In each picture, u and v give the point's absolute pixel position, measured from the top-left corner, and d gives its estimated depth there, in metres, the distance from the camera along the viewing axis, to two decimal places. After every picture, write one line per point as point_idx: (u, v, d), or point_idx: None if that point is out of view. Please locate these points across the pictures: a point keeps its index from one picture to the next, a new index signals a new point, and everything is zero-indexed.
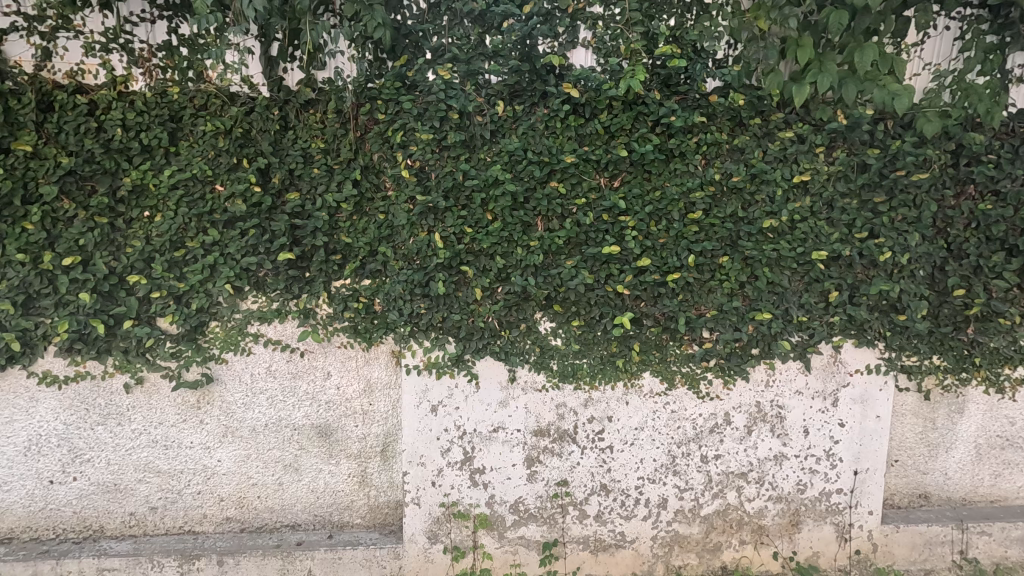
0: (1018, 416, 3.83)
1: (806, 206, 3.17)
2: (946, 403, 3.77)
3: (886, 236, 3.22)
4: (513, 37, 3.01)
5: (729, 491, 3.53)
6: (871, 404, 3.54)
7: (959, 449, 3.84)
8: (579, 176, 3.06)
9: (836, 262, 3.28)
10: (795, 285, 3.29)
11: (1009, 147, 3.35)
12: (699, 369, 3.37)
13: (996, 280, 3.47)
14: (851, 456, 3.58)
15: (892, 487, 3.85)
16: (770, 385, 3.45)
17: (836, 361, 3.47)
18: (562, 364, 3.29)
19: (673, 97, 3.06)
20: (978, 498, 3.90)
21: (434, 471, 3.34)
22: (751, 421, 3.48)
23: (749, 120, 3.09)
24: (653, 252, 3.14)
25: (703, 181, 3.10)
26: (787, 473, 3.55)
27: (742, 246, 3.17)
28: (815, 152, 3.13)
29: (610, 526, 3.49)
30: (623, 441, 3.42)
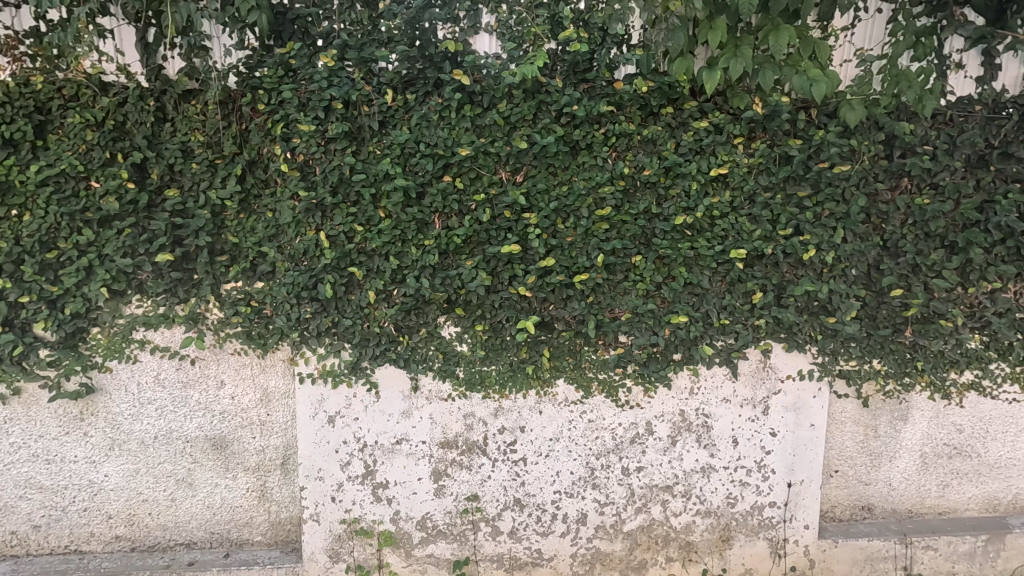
0: (964, 422, 3.63)
1: (724, 201, 2.95)
2: (888, 410, 3.56)
3: (811, 232, 3.01)
4: (405, 22, 2.79)
5: (654, 506, 3.31)
6: (804, 412, 3.32)
7: (903, 458, 3.63)
8: (477, 170, 2.85)
9: (760, 260, 3.07)
10: (717, 286, 3.07)
11: (947, 137, 3.13)
12: (617, 375, 3.16)
13: (935, 279, 3.27)
14: (784, 468, 3.36)
15: (832, 499, 3.62)
16: (694, 392, 3.24)
17: (766, 366, 3.25)
18: (468, 372, 3.08)
19: (581, 85, 2.85)
20: (925, 509, 3.69)
21: (334, 486, 3.13)
22: (675, 431, 3.26)
23: (660, 109, 2.88)
24: (560, 251, 2.94)
25: (611, 175, 2.89)
26: (715, 486, 3.33)
27: (656, 244, 2.96)
28: (733, 143, 2.92)
29: (526, 543, 3.28)
30: (536, 452, 3.20)
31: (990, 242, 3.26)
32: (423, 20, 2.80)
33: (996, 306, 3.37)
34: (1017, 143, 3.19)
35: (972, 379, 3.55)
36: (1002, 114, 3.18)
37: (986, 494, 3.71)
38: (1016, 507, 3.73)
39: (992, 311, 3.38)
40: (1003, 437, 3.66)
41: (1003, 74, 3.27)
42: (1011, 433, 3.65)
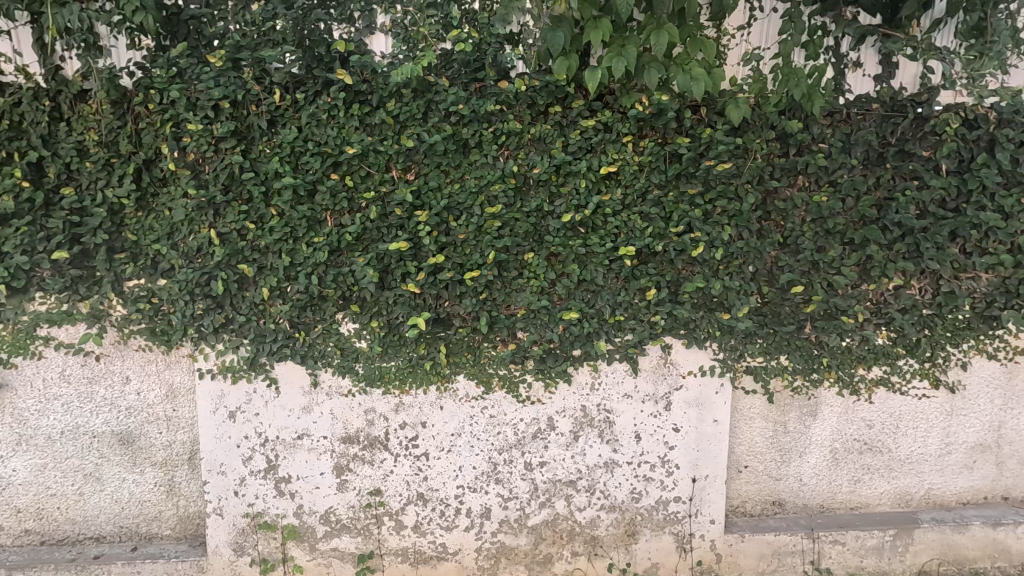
0: (875, 418, 3.66)
1: (616, 198, 2.99)
2: (797, 406, 3.60)
3: (702, 230, 3.03)
4: (298, 22, 2.86)
5: (558, 500, 3.35)
6: (707, 407, 3.35)
7: (813, 454, 3.66)
8: (367, 168, 2.90)
9: (655, 257, 3.10)
10: (612, 283, 3.10)
11: (841, 135, 3.18)
12: (516, 371, 3.19)
13: (835, 276, 3.31)
14: (688, 463, 3.39)
15: (742, 494, 3.64)
16: (595, 388, 3.27)
17: (666, 362, 3.29)
18: (368, 368, 3.13)
19: (472, 85, 2.89)
20: (837, 504, 3.72)
21: (236, 480, 3.18)
22: (577, 426, 3.30)
23: (548, 108, 2.91)
24: (454, 249, 2.98)
25: (501, 173, 2.93)
26: (619, 480, 3.37)
27: (549, 242, 3.00)
28: (622, 141, 2.95)
29: (430, 537, 3.32)
30: (438, 448, 3.25)
31: (889, 239, 3.30)
32: (316, 22, 2.88)
33: (898, 302, 3.41)
34: (914, 141, 3.23)
35: (880, 375, 3.59)
36: (899, 112, 3.21)
37: (898, 489, 3.74)
38: (929, 503, 3.77)
39: (894, 308, 3.42)
40: (914, 432, 3.70)
41: (900, 76, 3.32)
42: (921, 428, 3.70)
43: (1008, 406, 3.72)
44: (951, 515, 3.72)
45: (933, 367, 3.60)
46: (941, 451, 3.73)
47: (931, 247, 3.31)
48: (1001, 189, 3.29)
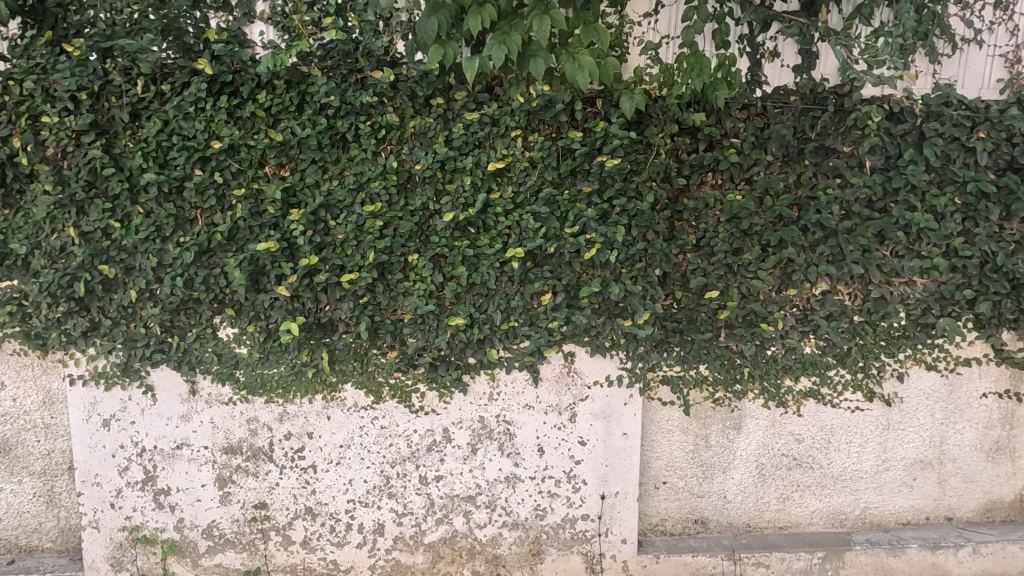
0: (804, 432, 3.43)
1: (506, 196, 2.81)
2: (719, 418, 3.37)
3: (598, 230, 2.83)
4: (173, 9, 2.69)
5: (456, 517, 3.17)
6: (615, 419, 3.15)
7: (737, 470, 3.43)
8: (239, 165, 2.74)
9: (551, 259, 2.91)
10: (506, 287, 2.91)
11: (754, 129, 2.96)
12: (408, 380, 3.01)
13: (752, 280, 3.09)
14: (596, 479, 3.18)
15: (662, 512, 3.42)
16: (493, 398, 3.08)
17: (570, 371, 3.09)
18: (249, 375, 2.97)
19: (352, 76, 2.72)
20: (764, 524, 3.49)
21: (112, 492, 3.03)
22: (475, 439, 3.11)
23: (430, 99, 2.73)
24: (333, 250, 2.81)
25: (381, 169, 2.76)
26: (522, 497, 3.17)
27: (434, 242, 2.82)
28: (511, 136, 2.77)
29: (320, 553, 3.14)
30: (326, 460, 3.08)
31: (810, 241, 3.08)
32: (195, 11, 2.74)
33: (825, 309, 3.19)
34: (835, 136, 3.01)
35: (809, 387, 3.37)
36: (819, 105, 2.99)
37: (830, 508, 3.51)
38: (865, 523, 3.53)
39: (820, 315, 3.20)
40: (847, 447, 3.47)
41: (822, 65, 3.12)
42: (855, 443, 3.46)
43: (949, 420, 3.48)
44: (888, 536, 3.48)
45: (866, 378, 3.37)
46: (878, 468, 3.50)
47: (856, 250, 3.09)
48: (932, 188, 3.06)
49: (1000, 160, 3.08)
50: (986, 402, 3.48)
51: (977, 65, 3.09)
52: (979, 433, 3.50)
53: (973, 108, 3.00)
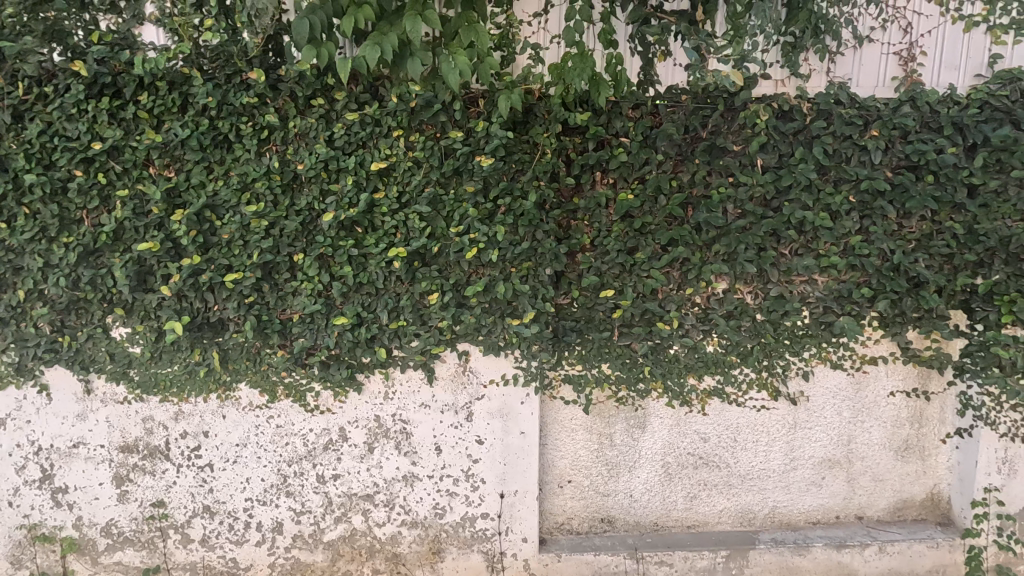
0: (709, 431, 3.44)
1: (390, 196, 2.83)
2: (623, 417, 3.38)
3: (482, 230, 2.84)
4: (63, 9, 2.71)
5: (354, 515, 3.19)
6: (512, 418, 3.16)
7: (643, 469, 3.44)
8: (124, 166, 2.77)
9: (440, 259, 2.92)
10: (395, 286, 2.92)
11: (643, 128, 2.97)
12: (303, 379, 3.04)
13: (646, 279, 3.10)
14: (494, 477, 3.20)
15: (568, 510, 3.43)
16: (389, 398, 3.10)
17: (465, 370, 3.10)
18: (142, 374, 2.99)
19: (234, 77, 2.74)
20: (671, 523, 3.50)
21: (10, 490, 3.06)
22: (371, 437, 3.13)
23: (312, 99, 2.75)
24: (219, 250, 2.83)
25: (264, 170, 2.78)
26: (420, 495, 3.19)
27: (319, 242, 2.83)
28: (393, 136, 2.79)
29: (219, 551, 3.17)
30: (223, 458, 3.10)
31: (704, 239, 3.09)
32: (85, 12, 2.75)
33: (723, 308, 3.20)
34: (726, 135, 3.01)
35: (714, 386, 3.37)
36: (710, 105, 3.00)
37: (738, 507, 3.51)
38: (774, 522, 3.53)
39: (718, 314, 3.20)
40: (754, 446, 3.47)
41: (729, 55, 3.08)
42: (762, 442, 3.47)
43: (857, 419, 3.48)
44: (795, 535, 3.48)
45: (772, 377, 3.37)
46: (786, 467, 3.50)
47: (749, 249, 3.10)
48: (826, 186, 3.06)
49: (896, 158, 3.07)
50: (893, 400, 3.48)
51: (872, 62, 3.10)
52: (888, 432, 3.50)
53: (863, 106, 3.01)
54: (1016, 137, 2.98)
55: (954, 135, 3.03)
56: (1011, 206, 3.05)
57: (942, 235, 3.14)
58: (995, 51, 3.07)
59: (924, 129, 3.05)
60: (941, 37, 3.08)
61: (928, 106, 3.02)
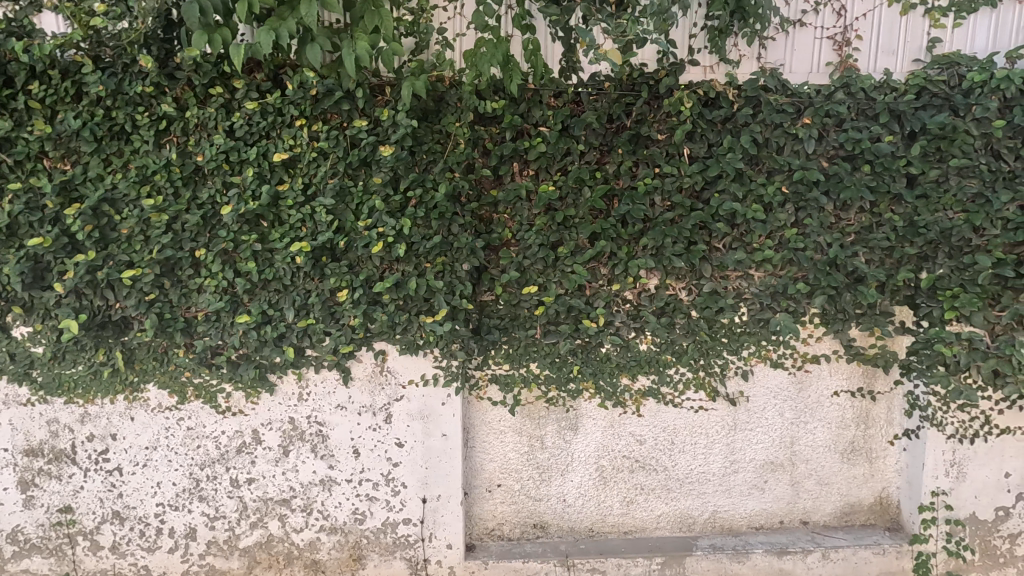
0: (645, 433, 3.30)
1: (295, 188, 2.72)
2: (554, 419, 3.25)
3: (390, 223, 2.72)
4: None
5: (271, 521, 3.07)
6: (433, 420, 3.04)
7: (576, 472, 3.30)
8: (17, 158, 2.66)
9: (350, 254, 2.81)
10: (305, 283, 2.81)
11: (563, 117, 2.84)
12: (213, 380, 2.93)
13: (570, 275, 2.97)
14: (416, 481, 3.08)
15: (498, 515, 3.31)
16: (304, 399, 2.99)
17: (383, 370, 2.99)
18: (45, 375, 2.88)
19: (129, 65, 2.63)
20: (607, 528, 3.36)
21: None
22: (286, 440, 3.02)
23: (211, 88, 2.64)
24: (119, 245, 2.72)
25: (163, 162, 2.68)
26: (339, 500, 3.08)
27: (221, 237, 2.72)
28: (297, 126, 2.68)
29: (130, 558, 3.06)
30: (132, 462, 2.99)
31: (630, 233, 2.96)
32: None
33: (653, 305, 3.07)
34: (651, 123, 2.88)
35: (648, 386, 3.23)
36: (633, 92, 2.88)
37: (677, 512, 3.37)
38: (714, 527, 3.39)
39: (648, 311, 3.07)
40: (692, 449, 3.33)
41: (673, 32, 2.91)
42: (700, 444, 3.32)
43: (800, 420, 3.34)
44: (735, 541, 3.34)
45: (709, 377, 3.23)
46: (726, 470, 3.36)
47: (678, 243, 2.96)
48: (758, 176, 2.93)
49: (831, 147, 2.94)
50: (838, 400, 3.34)
51: (805, 46, 2.95)
52: (833, 434, 3.36)
53: (795, 94, 2.88)
54: (956, 124, 2.83)
55: (890, 122, 2.89)
56: (951, 197, 2.90)
57: (881, 228, 3.00)
58: (934, 34, 2.94)
59: (859, 117, 2.91)
60: (876, 21, 2.94)
61: (863, 92, 2.88)
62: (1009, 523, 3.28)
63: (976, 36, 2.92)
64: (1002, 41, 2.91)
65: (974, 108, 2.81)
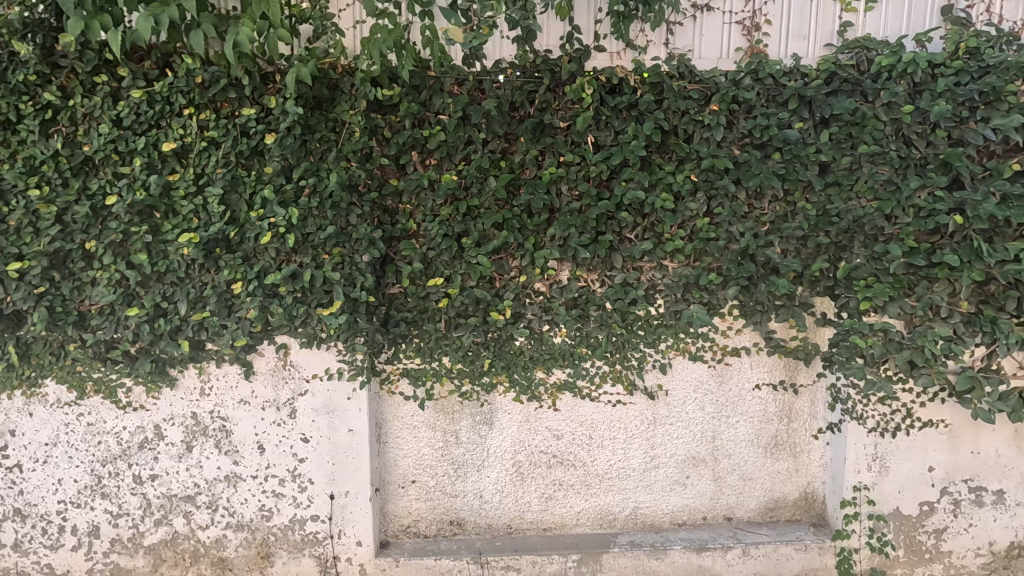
0: (562, 428, 3.24)
1: (186, 179, 2.66)
2: (468, 414, 3.19)
3: (282, 213, 2.66)
4: None
5: (175, 518, 3.02)
6: (339, 415, 2.99)
7: (492, 468, 3.25)
8: None
9: (245, 246, 2.75)
10: (200, 275, 2.75)
11: (463, 104, 2.78)
12: (112, 375, 2.87)
13: (475, 266, 2.91)
14: (323, 477, 3.03)
15: (414, 512, 3.26)
16: (206, 394, 2.94)
17: (285, 364, 2.94)
18: None
19: (13, 53, 2.57)
20: (526, 525, 3.31)
21: None
22: (189, 435, 2.97)
23: (98, 77, 2.59)
24: (7, 237, 2.66)
25: (50, 152, 2.62)
26: (245, 496, 3.03)
27: (110, 229, 2.67)
28: (185, 114, 2.62)
29: (33, 556, 3.02)
30: (32, 458, 2.95)
31: (536, 223, 2.90)
32: None
33: (564, 297, 3.00)
34: (554, 111, 2.82)
35: (564, 380, 3.17)
36: (536, 79, 2.81)
37: (597, 509, 3.32)
38: (635, 524, 3.34)
39: (559, 303, 3.00)
40: (611, 444, 3.27)
41: (577, 18, 2.88)
42: (619, 439, 3.26)
43: (721, 414, 3.27)
44: (655, 538, 3.29)
45: (626, 370, 3.17)
46: (646, 466, 3.30)
47: (585, 233, 2.89)
48: (666, 165, 2.87)
49: (740, 135, 2.87)
50: (760, 394, 3.27)
51: (713, 32, 2.89)
52: (755, 428, 3.30)
53: (702, 80, 2.81)
54: (865, 110, 2.76)
55: (800, 109, 2.82)
56: (863, 184, 2.83)
57: (796, 217, 2.93)
58: (846, 18, 2.87)
59: (769, 103, 2.84)
60: (786, 5, 2.88)
61: (772, 78, 2.81)
62: (934, 518, 3.21)
63: (888, 20, 2.86)
64: (914, 25, 2.86)
65: (882, 93, 2.75)
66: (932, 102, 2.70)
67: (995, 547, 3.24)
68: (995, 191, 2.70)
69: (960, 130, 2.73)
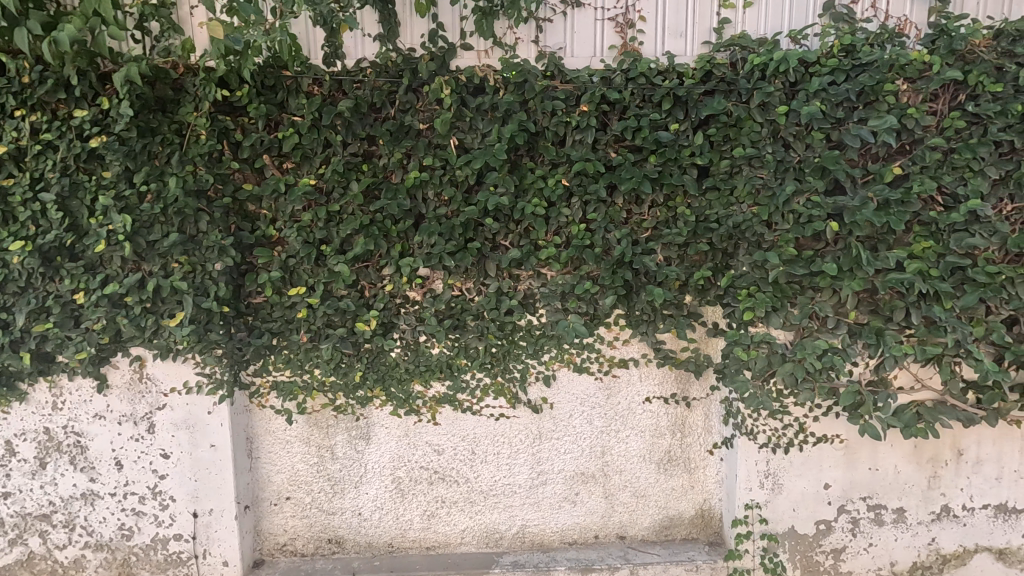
0: (444, 443, 3.10)
1: (21, 184, 2.53)
2: (343, 428, 3.06)
3: (121, 220, 2.53)
4: None
5: (30, 538, 2.90)
6: (199, 430, 2.88)
7: (371, 484, 3.12)
8: None
9: (89, 254, 2.63)
10: (42, 285, 2.62)
11: (317, 105, 2.64)
12: None
13: (337, 274, 2.76)
14: (185, 495, 2.91)
15: (290, 530, 3.13)
16: (59, 408, 2.83)
17: (142, 377, 2.84)
18: None
19: None
20: (408, 544, 3.18)
21: None
22: (42, 452, 2.85)
23: None
24: None
25: None
26: (103, 515, 2.90)
27: None
28: (17, 116, 2.50)
29: None
30: None
31: (401, 229, 2.77)
32: None
33: (435, 307, 2.84)
34: (416, 112, 2.69)
35: (443, 394, 3.02)
36: (397, 79, 2.68)
37: (483, 526, 3.19)
38: (523, 542, 3.21)
39: (429, 312, 2.84)
40: (495, 459, 3.13)
41: (440, 15, 2.77)
42: (504, 454, 3.13)
43: (611, 428, 3.14)
44: (542, 557, 3.16)
45: (509, 384, 3.01)
46: (533, 482, 3.16)
47: (452, 240, 2.75)
48: (536, 169, 2.74)
49: (614, 137, 2.73)
50: (651, 407, 3.13)
51: (585, 29, 2.77)
52: (647, 443, 3.16)
53: (571, 79, 2.67)
54: (739, 111, 2.63)
55: (675, 110, 2.68)
56: (742, 189, 2.70)
57: (676, 222, 2.79)
58: (724, 15, 2.76)
59: (644, 103, 2.70)
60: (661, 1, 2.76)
61: (645, 76, 2.67)
62: (832, 538, 3.07)
63: (768, 17, 2.76)
64: (795, 22, 2.75)
65: (755, 93, 2.62)
66: (806, 103, 2.58)
67: (897, 568, 3.09)
68: (874, 195, 2.56)
69: (838, 132, 2.62)
